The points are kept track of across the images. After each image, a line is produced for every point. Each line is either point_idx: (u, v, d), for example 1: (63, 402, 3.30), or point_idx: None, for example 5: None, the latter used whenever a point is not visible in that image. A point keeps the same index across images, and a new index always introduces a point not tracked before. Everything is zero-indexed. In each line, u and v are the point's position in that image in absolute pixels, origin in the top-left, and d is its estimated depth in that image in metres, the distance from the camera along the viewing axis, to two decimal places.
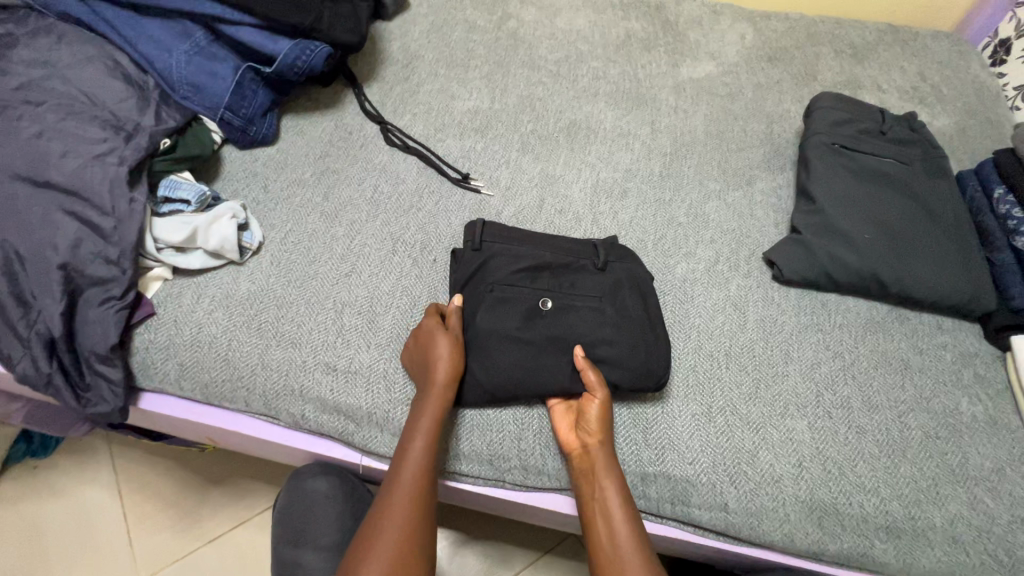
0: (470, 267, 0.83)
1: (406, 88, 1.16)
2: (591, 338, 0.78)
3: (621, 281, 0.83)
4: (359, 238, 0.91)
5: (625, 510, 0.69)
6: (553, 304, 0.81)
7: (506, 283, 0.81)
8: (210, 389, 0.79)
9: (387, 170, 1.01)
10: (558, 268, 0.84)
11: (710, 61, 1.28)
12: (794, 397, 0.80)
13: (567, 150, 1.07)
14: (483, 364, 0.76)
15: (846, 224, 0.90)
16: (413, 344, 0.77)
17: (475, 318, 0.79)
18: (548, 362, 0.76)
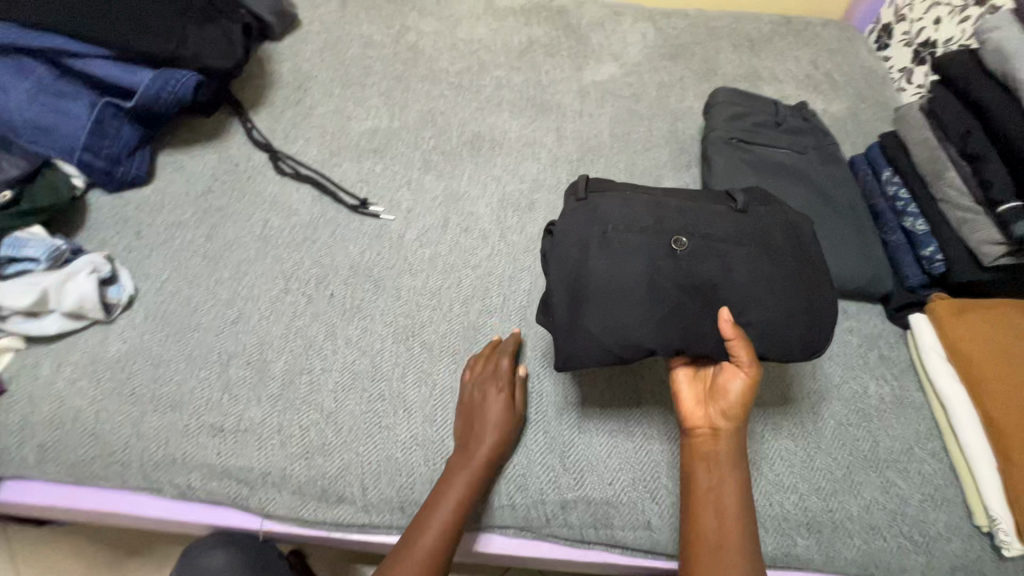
0: (572, 214, 0.70)
1: (298, 111, 1.10)
2: (736, 295, 0.66)
3: (767, 223, 0.71)
4: (247, 280, 0.84)
5: (738, 511, 0.63)
6: (688, 245, 0.67)
7: (624, 224, 0.68)
8: (78, 469, 0.70)
9: (277, 202, 0.94)
10: (690, 209, 0.71)
11: (614, 63, 1.28)
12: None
13: (471, 164, 1.04)
14: (602, 322, 0.64)
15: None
16: (467, 394, 0.74)
17: (593, 269, 0.65)
18: (686, 319, 0.64)
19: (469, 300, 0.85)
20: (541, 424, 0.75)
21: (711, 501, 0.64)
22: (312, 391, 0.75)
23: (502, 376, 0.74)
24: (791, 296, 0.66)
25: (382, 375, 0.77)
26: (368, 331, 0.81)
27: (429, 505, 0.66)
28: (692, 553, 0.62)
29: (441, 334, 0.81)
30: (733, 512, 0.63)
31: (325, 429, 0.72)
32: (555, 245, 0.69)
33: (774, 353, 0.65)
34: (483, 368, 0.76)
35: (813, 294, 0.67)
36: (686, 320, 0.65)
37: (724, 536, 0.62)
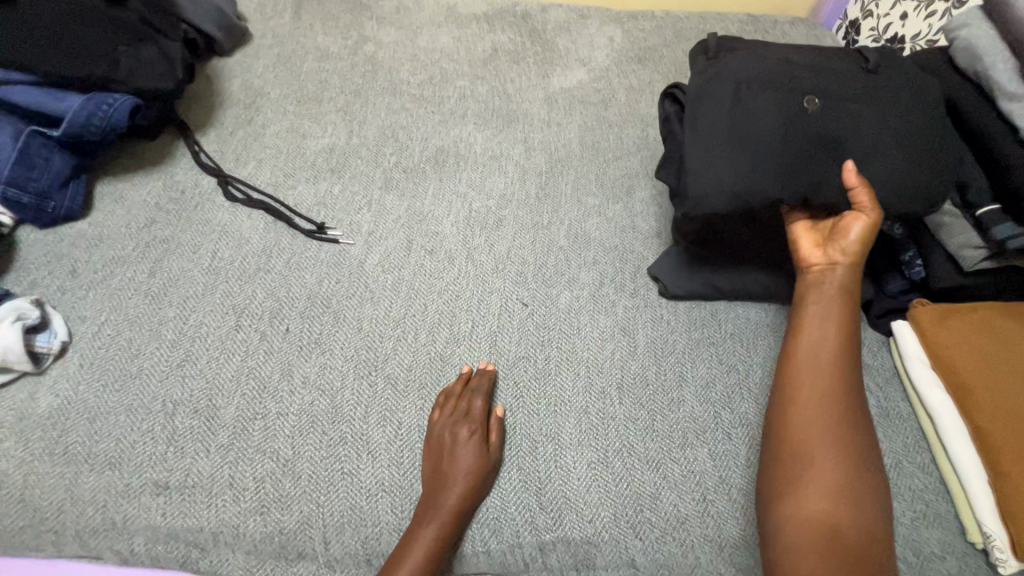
0: (702, 77, 0.78)
1: (249, 131, 1.04)
2: (860, 146, 0.69)
3: (912, 83, 0.73)
4: (194, 318, 0.78)
5: (838, 346, 0.69)
6: (818, 103, 0.71)
7: (786, 82, 0.73)
8: (6, 541, 0.63)
9: (227, 231, 0.88)
10: (815, 71, 0.75)
11: (581, 68, 1.24)
12: (692, 422, 0.75)
13: (434, 181, 0.99)
14: (727, 162, 0.69)
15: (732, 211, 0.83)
16: (436, 436, 0.70)
17: (725, 123, 0.71)
18: (806, 163, 0.69)
19: (435, 328, 0.81)
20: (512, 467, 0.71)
21: (815, 336, 0.70)
22: (266, 437, 0.69)
23: (474, 418, 0.70)
24: (900, 149, 0.69)
25: (343, 415, 0.72)
26: (328, 367, 0.75)
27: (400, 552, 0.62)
28: (788, 382, 0.69)
29: (405, 367, 0.77)
30: (834, 349, 0.69)
31: (282, 479, 0.67)
32: (689, 105, 0.76)
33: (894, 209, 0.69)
34: (455, 408, 0.72)
35: (933, 149, 0.70)
36: (811, 165, 0.69)
37: (823, 365, 0.68)
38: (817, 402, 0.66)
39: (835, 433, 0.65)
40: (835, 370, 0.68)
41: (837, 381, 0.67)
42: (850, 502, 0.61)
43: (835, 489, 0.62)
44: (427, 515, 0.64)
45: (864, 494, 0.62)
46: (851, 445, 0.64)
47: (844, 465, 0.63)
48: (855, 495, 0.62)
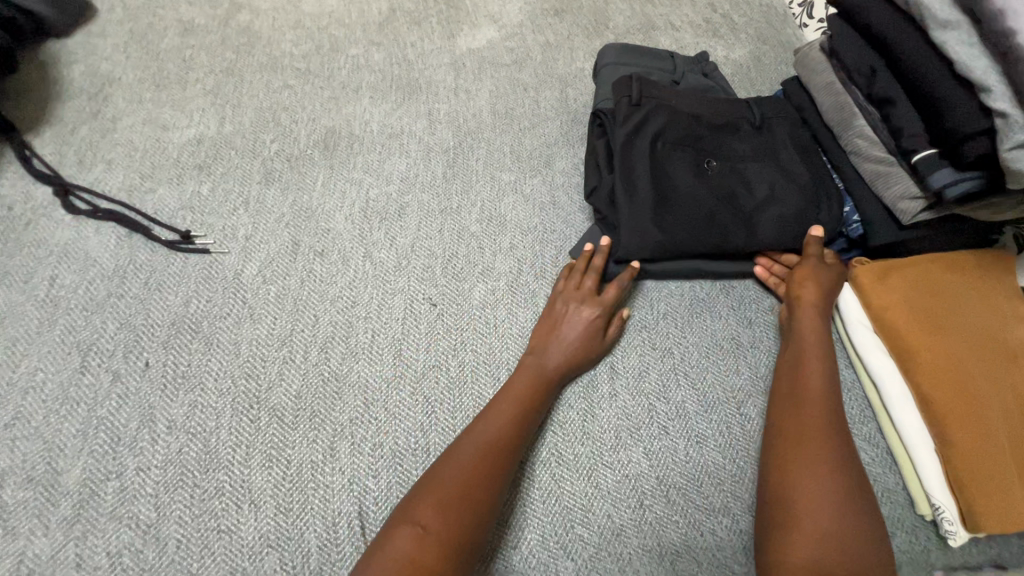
0: (625, 126, 0.77)
1: (96, 126, 0.87)
2: (752, 204, 0.75)
3: (782, 134, 0.81)
4: (26, 364, 0.64)
5: (829, 363, 0.65)
6: (715, 166, 0.77)
7: (680, 135, 0.78)
8: None
9: (69, 251, 0.73)
10: (713, 129, 0.79)
11: (491, 26, 1.11)
12: (624, 419, 0.68)
13: (324, 169, 0.86)
14: (640, 229, 0.72)
15: (665, 192, 0.74)
16: (556, 310, 0.71)
17: (633, 173, 0.75)
18: (713, 231, 0.73)
19: (328, 345, 0.69)
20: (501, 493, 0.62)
21: (807, 349, 0.66)
22: (122, 502, 0.58)
23: (602, 299, 0.71)
24: (786, 204, 0.75)
25: (218, 462, 0.61)
26: (199, 406, 0.64)
27: (425, 499, 0.53)
28: (780, 399, 0.64)
29: (292, 394, 0.66)
30: (825, 364, 0.65)
31: (145, 548, 0.56)
32: (617, 166, 0.75)
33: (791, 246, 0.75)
34: (582, 287, 0.72)
35: (820, 205, 0.76)
36: (714, 225, 0.74)
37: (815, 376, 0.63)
38: (815, 412, 0.60)
39: (834, 439, 0.58)
40: (829, 383, 0.63)
41: (829, 390, 0.62)
42: (854, 520, 0.53)
43: (838, 500, 0.54)
44: (467, 447, 0.58)
45: (865, 508, 0.54)
46: (850, 455, 0.57)
47: (845, 475, 0.56)
48: (858, 510, 0.54)
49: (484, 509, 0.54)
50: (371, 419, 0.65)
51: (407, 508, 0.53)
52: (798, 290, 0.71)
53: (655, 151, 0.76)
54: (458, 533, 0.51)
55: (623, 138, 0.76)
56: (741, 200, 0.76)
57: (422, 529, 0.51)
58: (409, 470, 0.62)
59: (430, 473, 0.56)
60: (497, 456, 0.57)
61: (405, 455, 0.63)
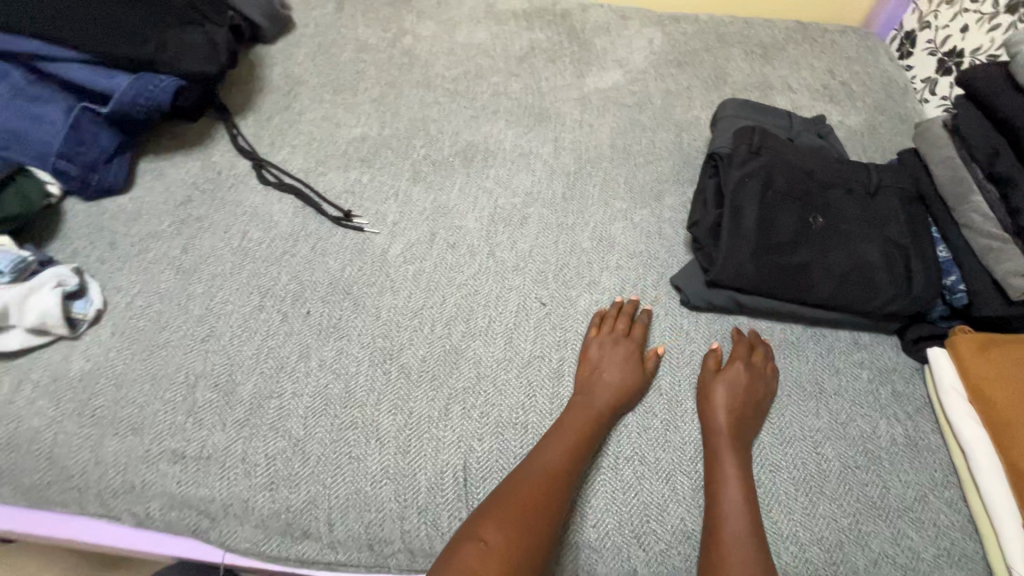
0: (742, 171, 0.85)
1: (285, 118, 1.05)
2: (851, 259, 0.80)
3: (895, 202, 0.84)
4: (220, 296, 0.80)
5: (747, 462, 0.70)
6: (821, 220, 0.82)
7: (793, 187, 0.84)
8: (33, 494, 0.67)
9: (257, 213, 0.90)
10: (825, 186, 0.85)
11: (618, 69, 1.23)
12: (669, 453, 0.72)
13: (463, 176, 0.99)
14: (738, 263, 0.79)
15: (769, 235, 0.81)
16: (595, 349, 0.78)
17: (743, 213, 0.82)
18: (806, 278, 0.79)
19: (451, 323, 0.81)
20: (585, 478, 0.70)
21: (724, 449, 0.70)
22: (280, 417, 0.71)
23: (631, 342, 0.79)
24: (884, 267, 0.79)
25: (355, 401, 0.73)
26: (344, 352, 0.77)
27: (483, 517, 0.60)
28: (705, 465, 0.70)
29: (420, 357, 0.77)
30: (742, 462, 0.69)
31: (293, 458, 0.68)
32: (729, 203, 0.83)
33: (883, 306, 0.78)
34: (613, 328, 0.80)
35: (919, 274, 0.79)
36: (807, 274, 0.79)
37: (732, 476, 0.67)
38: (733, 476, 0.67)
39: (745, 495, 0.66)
40: (744, 480, 0.67)
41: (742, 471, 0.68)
42: None
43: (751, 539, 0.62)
44: (525, 477, 0.64)
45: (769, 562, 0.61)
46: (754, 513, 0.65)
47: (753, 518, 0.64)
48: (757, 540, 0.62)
49: (539, 538, 0.60)
50: (480, 390, 0.75)
51: (471, 523, 0.60)
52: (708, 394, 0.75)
53: (767, 197, 0.83)
54: (512, 553, 0.58)
55: (736, 180, 0.84)
56: (840, 254, 0.80)
57: (483, 544, 0.58)
58: (506, 439, 0.72)
59: (490, 499, 0.63)
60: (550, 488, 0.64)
61: (505, 427, 0.73)
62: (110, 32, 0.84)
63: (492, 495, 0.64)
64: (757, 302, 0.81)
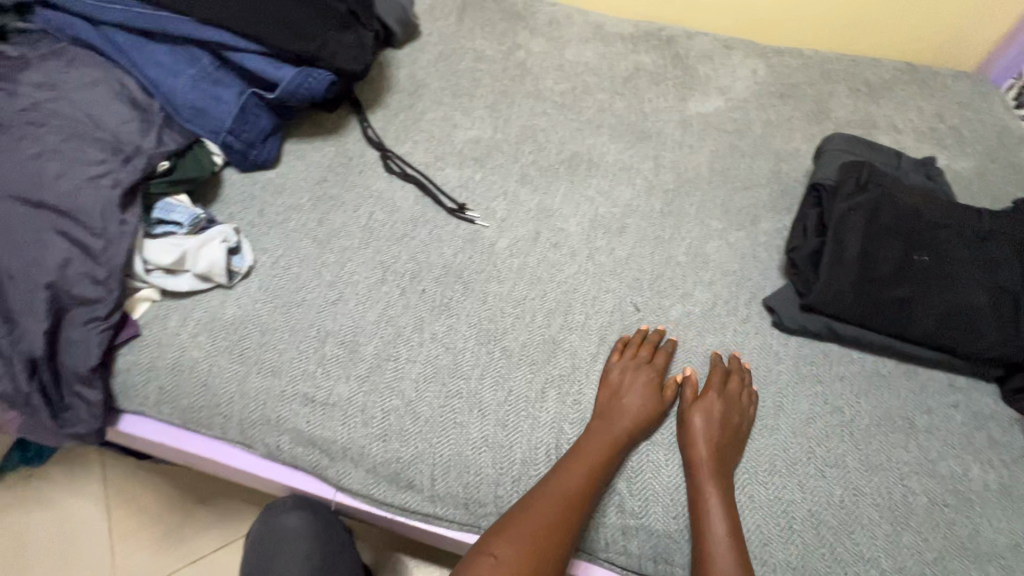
0: (848, 203, 0.87)
1: (409, 115, 1.16)
2: (954, 301, 0.80)
3: (1009, 248, 0.83)
4: (349, 266, 0.90)
5: (730, 496, 0.71)
6: (926, 259, 0.83)
7: (900, 223, 0.85)
8: (188, 414, 0.79)
9: (383, 197, 1.00)
10: (933, 226, 0.85)
11: (720, 96, 1.27)
12: (661, 475, 0.74)
13: (567, 183, 1.06)
14: (836, 292, 0.81)
15: (870, 268, 0.82)
16: (617, 373, 0.80)
17: (846, 245, 0.84)
18: (904, 314, 0.80)
19: (550, 315, 0.87)
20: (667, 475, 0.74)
21: (705, 481, 0.71)
22: (395, 377, 0.79)
23: (649, 368, 0.80)
24: (987, 312, 0.79)
25: (461, 372, 0.80)
26: (453, 329, 0.84)
27: (498, 533, 0.68)
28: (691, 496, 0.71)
29: (521, 342, 0.84)
30: (723, 487, 0.70)
31: (404, 416, 0.76)
32: (832, 233, 0.85)
33: (982, 351, 0.79)
34: (635, 355, 0.82)
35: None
36: (906, 310, 0.80)
37: (715, 508, 0.69)
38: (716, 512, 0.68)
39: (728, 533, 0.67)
40: (727, 514, 0.68)
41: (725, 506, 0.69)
42: None
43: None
44: (537, 498, 0.69)
45: None
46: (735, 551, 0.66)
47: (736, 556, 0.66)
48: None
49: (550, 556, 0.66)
50: (573, 380, 0.81)
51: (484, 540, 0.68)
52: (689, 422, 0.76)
53: (872, 231, 0.84)
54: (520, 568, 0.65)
55: (842, 211, 0.86)
56: (944, 295, 0.81)
57: (495, 558, 0.66)
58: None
59: (509, 514, 0.69)
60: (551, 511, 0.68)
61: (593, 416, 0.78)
62: (280, 25, 0.94)
63: (511, 511, 0.70)
64: (850, 332, 0.83)
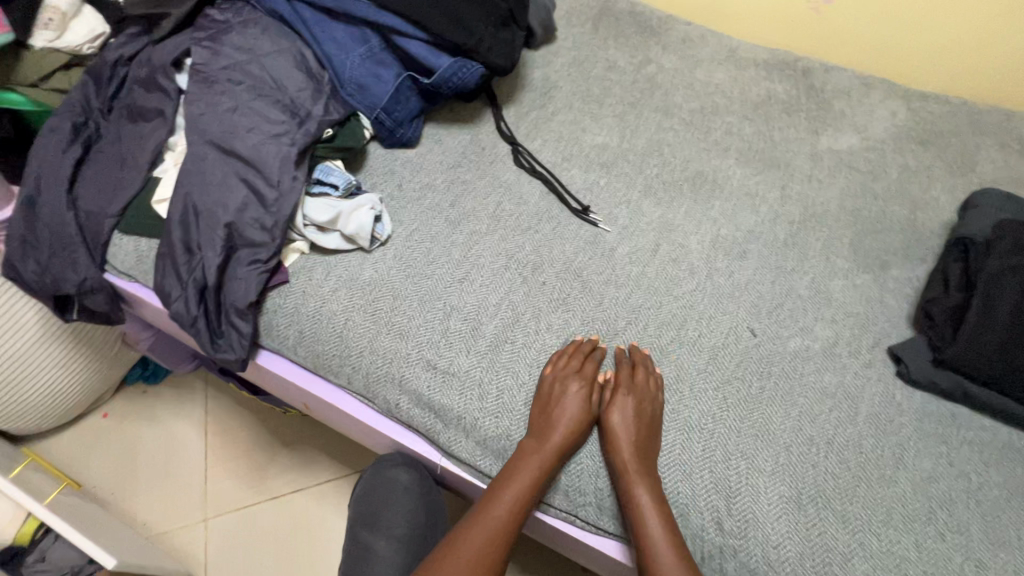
0: (1004, 261, 0.81)
1: (540, 114, 1.20)
2: None
3: None
4: (476, 249, 0.95)
5: (659, 490, 0.73)
6: None
7: None
8: (320, 360, 0.86)
9: (511, 189, 1.05)
10: None
11: (855, 134, 1.23)
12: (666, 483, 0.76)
13: (690, 200, 1.06)
14: (975, 353, 0.78)
15: None
16: (546, 381, 0.80)
17: (996, 305, 0.79)
18: None
19: (663, 326, 0.88)
20: (767, 505, 0.73)
21: (634, 481, 0.73)
22: (512, 359, 0.83)
23: (580, 376, 0.80)
24: None
25: None
26: (568, 323, 0.88)
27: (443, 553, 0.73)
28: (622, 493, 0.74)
29: (629, 346, 0.86)
30: (652, 484, 0.73)
31: (516, 396, 0.81)
32: (981, 291, 0.80)
33: None
34: (567, 364, 0.82)
35: None
36: None
37: (644, 506, 0.71)
38: (647, 508, 0.71)
39: (661, 526, 0.71)
40: (656, 509, 0.72)
41: (654, 501, 0.72)
42: None
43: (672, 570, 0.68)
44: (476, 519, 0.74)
45: None
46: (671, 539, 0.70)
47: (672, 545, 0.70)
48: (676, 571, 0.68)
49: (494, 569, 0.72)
50: (677, 390, 0.82)
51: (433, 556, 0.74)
52: (611, 424, 0.78)
53: None
54: None
55: (994, 269, 0.81)
56: None
57: None
58: (693, 440, 0.78)
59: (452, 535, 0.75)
60: (485, 542, 0.73)
61: (695, 431, 0.79)
62: (443, 16, 1.00)
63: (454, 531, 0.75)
64: (982, 395, 0.79)
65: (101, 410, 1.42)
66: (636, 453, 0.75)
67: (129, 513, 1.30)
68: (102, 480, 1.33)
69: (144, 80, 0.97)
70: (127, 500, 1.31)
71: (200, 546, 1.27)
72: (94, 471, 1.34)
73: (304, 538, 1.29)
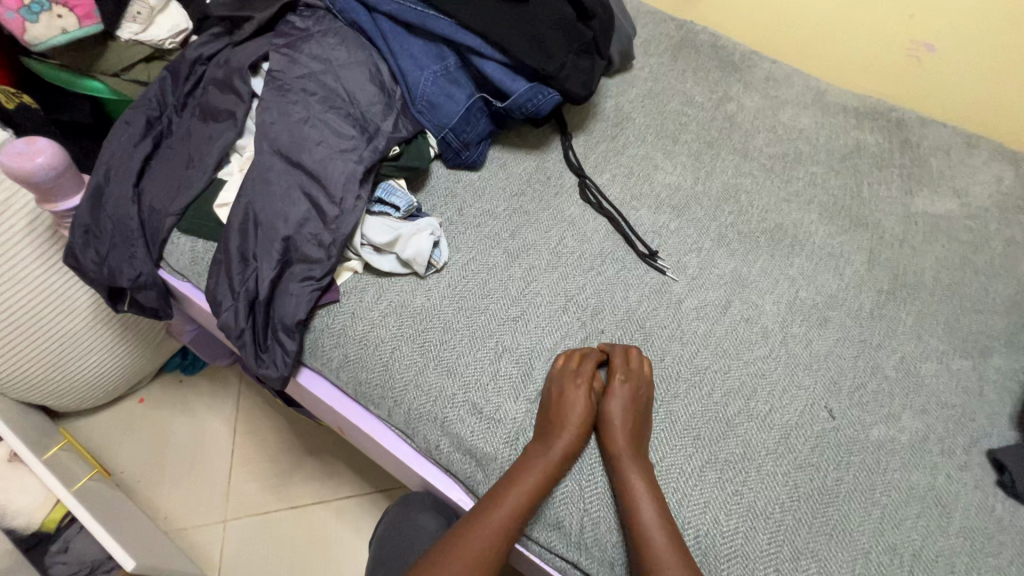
0: None
1: (611, 146, 1.14)
2: None
3: None
4: (533, 286, 0.90)
5: (652, 475, 0.71)
6: None
7: None
8: (362, 388, 0.83)
9: (575, 224, 0.99)
10: None
11: (953, 198, 1.12)
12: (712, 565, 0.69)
13: (766, 255, 0.98)
14: None
15: None
16: None
17: None
18: None
19: (731, 394, 0.81)
20: None
21: (627, 465, 0.71)
22: None
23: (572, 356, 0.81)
24: None
25: None
26: None
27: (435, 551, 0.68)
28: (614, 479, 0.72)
29: (691, 412, 0.79)
30: (645, 468, 0.71)
31: None
32: None
33: None
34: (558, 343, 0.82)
35: None
36: None
37: (638, 488, 0.69)
38: (640, 491, 0.69)
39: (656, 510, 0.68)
40: (650, 492, 0.69)
41: (648, 485, 0.70)
42: None
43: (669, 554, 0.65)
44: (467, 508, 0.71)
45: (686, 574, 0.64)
46: (666, 524, 0.67)
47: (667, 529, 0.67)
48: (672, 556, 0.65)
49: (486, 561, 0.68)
50: (743, 469, 0.74)
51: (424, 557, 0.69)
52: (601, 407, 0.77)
53: None
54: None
55: None
56: None
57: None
58: (758, 530, 0.70)
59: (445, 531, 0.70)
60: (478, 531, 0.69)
61: (762, 520, 0.70)
62: (525, 39, 0.96)
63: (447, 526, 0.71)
64: None
65: (139, 395, 1.43)
66: (627, 434, 0.73)
67: (152, 504, 1.29)
68: (131, 467, 1.34)
69: (219, 82, 0.97)
70: (152, 490, 1.31)
71: (216, 548, 1.26)
72: (124, 456, 1.35)
73: (319, 554, 1.25)
